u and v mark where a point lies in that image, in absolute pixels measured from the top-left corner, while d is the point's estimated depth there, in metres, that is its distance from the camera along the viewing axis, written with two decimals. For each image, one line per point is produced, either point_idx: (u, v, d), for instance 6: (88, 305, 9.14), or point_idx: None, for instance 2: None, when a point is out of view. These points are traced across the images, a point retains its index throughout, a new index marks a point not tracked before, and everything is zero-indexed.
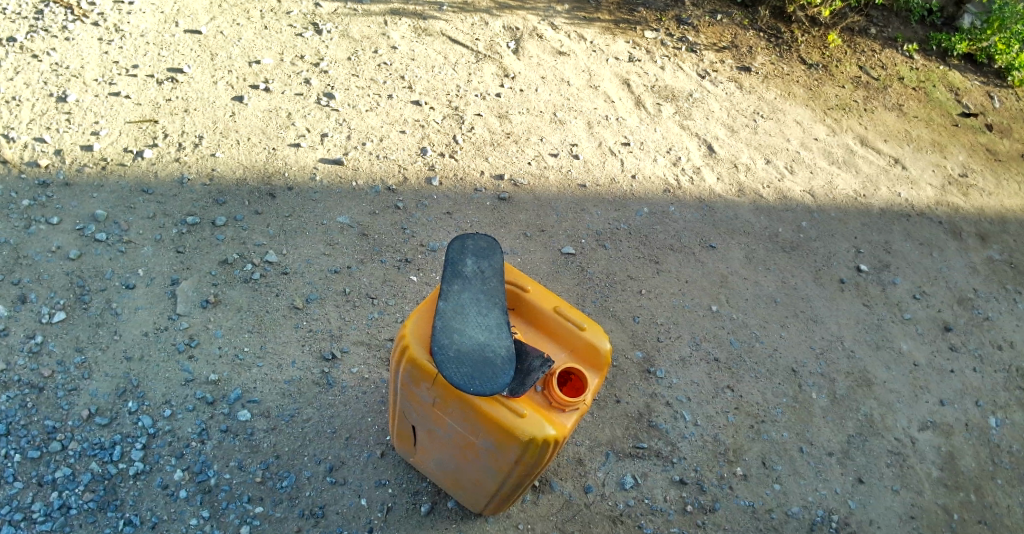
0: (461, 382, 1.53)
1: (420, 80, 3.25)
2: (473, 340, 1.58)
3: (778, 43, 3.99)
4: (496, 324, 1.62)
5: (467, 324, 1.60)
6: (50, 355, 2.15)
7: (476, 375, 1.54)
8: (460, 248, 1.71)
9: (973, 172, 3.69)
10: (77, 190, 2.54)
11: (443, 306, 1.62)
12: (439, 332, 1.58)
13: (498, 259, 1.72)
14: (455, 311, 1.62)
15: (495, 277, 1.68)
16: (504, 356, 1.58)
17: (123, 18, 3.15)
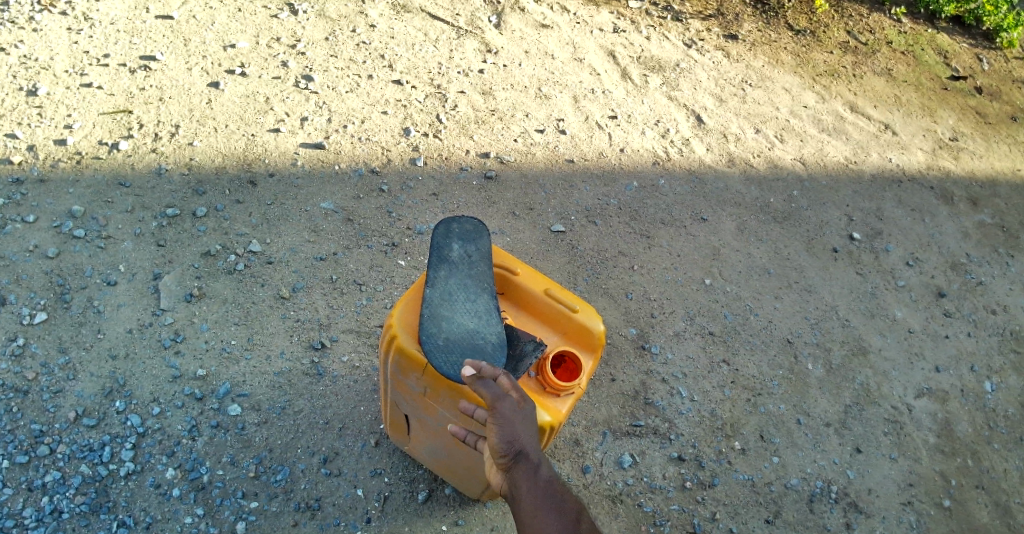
0: (452, 371, 1.50)
1: (400, 59, 3.18)
2: (462, 328, 1.56)
3: (765, 10, 3.92)
4: (485, 310, 1.59)
5: (455, 311, 1.57)
6: (33, 357, 2.10)
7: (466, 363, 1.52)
8: (446, 232, 1.67)
9: (963, 136, 3.66)
10: (52, 186, 2.47)
11: (431, 293, 1.59)
12: (427, 320, 1.55)
13: (485, 243, 1.68)
14: (442, 298, 1.59)
15: (483, 261, 1.65)
16: (494, 342, 1.55)
17: (91, 5, 3.05)
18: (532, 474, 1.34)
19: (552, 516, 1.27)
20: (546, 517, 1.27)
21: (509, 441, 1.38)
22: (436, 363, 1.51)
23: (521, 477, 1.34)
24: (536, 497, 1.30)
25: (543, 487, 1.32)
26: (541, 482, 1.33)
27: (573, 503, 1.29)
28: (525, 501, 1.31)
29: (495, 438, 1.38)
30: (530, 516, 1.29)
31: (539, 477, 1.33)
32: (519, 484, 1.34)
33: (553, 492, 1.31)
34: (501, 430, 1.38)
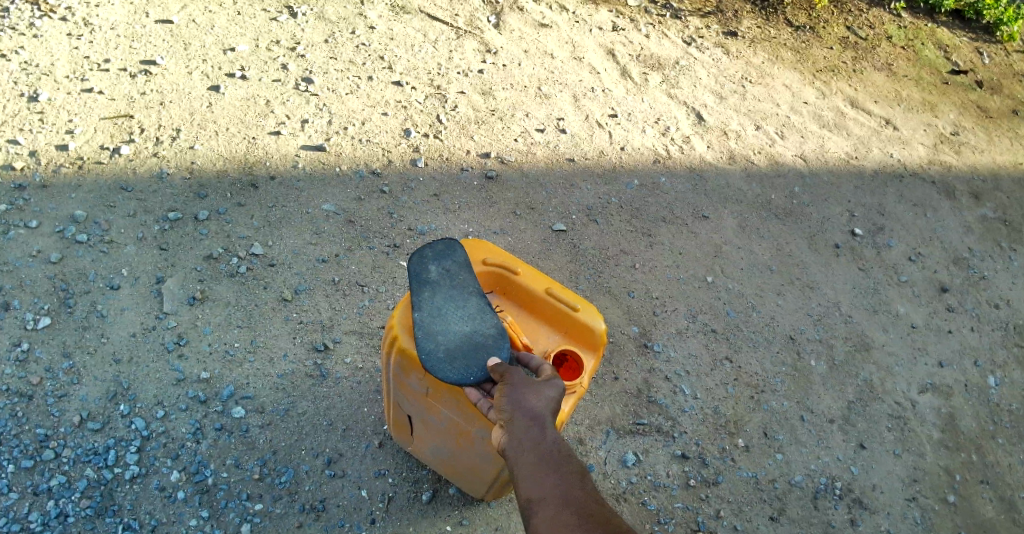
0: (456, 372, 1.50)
1: (400, 60, 3.18)
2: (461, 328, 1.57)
3: (764, 6, 3.92)
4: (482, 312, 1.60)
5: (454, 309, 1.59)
6: (37, 362, 2.11)
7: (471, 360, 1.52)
8: (419, 258, 1.65)
9: (964, 130, 3.66)
10: (54, 191, 2.48)
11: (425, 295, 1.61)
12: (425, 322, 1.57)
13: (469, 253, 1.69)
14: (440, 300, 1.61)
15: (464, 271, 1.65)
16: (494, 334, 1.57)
17: (91, 11, 3.06)
18: (534, 430, 1.34)
19: (551, 474, 1.29)
20: (542, 474, 1.29)
21: (517, 396, 1.40)
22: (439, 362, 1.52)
23: (521, 431, 1.35)
24: (537, 455, 1.31)
25: (547, 446, 1.33)
26: (543, 440, 1.33)
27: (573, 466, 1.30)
28: (524, 456, 1.32)
29: (503, 395, 1.41)
30: (529, 469, 1.30)
31: (541, 436, 1.34)
32: (518, 438, 1.34)
33: (552, 452, 1.32)
34: (511, 389, 1.41)
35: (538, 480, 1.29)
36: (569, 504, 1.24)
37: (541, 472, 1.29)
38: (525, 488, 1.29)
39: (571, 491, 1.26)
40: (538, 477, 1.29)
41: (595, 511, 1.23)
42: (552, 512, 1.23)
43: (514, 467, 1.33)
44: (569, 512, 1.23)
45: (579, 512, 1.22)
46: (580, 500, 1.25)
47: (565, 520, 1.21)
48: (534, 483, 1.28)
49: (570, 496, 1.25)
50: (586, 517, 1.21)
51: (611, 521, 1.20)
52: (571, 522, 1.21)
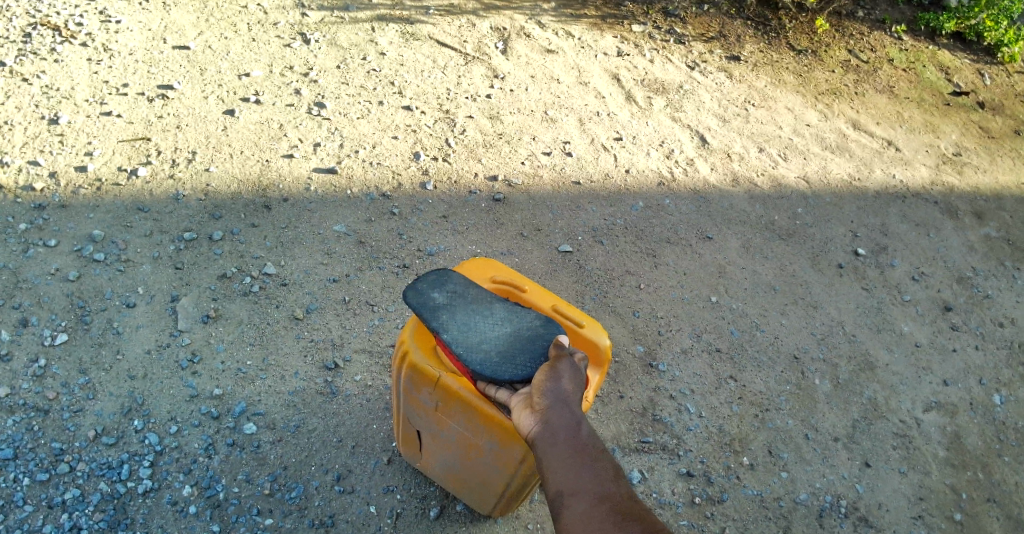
0: (500, 357, 1.47)
1: (410, 85, 3.26)
2: (503, 320, 1.56)
3: (766, 31, 4.00)
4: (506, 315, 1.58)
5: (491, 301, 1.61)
6: (54, 378, 2.16)
7: (519, 347, 1.49)
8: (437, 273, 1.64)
9: (966, 151, 3.70)
10: (73, 212, 2.55)
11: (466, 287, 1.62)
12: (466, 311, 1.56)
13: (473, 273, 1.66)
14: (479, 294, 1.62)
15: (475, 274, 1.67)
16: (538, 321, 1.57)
17: (111, 37, 3.16)
18: (572, 421, 1.29)
19: (586, 468, 1.21)
20: (577, 465, 1.22)
21: (556, 386, 1.36)
22: (484, 347, 1.49)
23: (558, 421, 1.29)
24: (573, 445, 1.25)
25: (584, 440, 1.26)
26: (580, 432, 1.27)
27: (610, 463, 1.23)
28: (559, 445, 1.26)
29: (542, 384, 1.37)
30: (563, 460, 1.23)
31: (578, 428, 1.28)
32: (554, 427, 1.29)
33: (589, 447, 1.25)
34: (552, 379, 1.37)
35: (572, 472, 1.21)
36: (604, 499, 1.16)
37: (576, 465, 1.22)
38: (557, 480, 1.21)
39: (608, 487, 1.18)
40: (571, 470, 1.21)
41: (632, 509, 1.14)
42: (587, 505, 1.16)
43: (547, 456, 1.26)
44: (604, 507, 1.15)
45: (614, 509, 1.14)
46: (616, 496, 1.17)
47: (599, 517, 1.13)
48: (567, 474, 1.21)
49: (606, 492, 1.17)
50: (623, 515, 1.13)
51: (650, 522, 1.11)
52: (606, 519, 1.13)
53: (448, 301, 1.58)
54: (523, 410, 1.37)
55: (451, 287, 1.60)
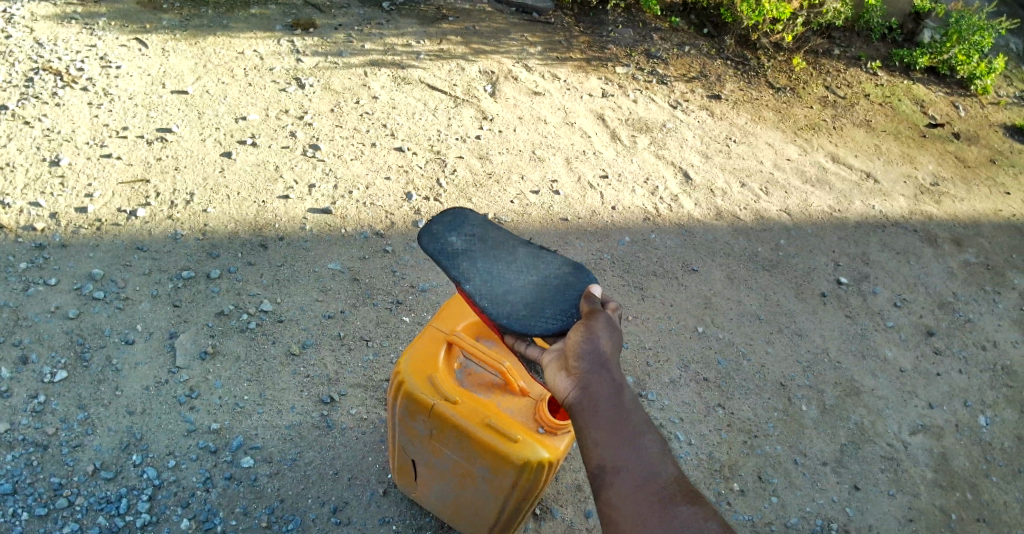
0: (527, 312, 1.46)
1: (402, 128, 3.37)
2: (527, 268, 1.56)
3: (745, 70, 4.15)
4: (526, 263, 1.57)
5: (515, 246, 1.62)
6: (53, 414, 2.19)
7: (549, 298, 1.49)
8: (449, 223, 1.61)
9: (943, 181, 3.81)
10: (73, 251, 2.61)
11: (487, 228, 1.64)
12: (487, 256, 1.58)
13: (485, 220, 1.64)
14: (499, 239, 1.61)
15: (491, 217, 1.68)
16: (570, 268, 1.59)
17: (111, 82, 3.27)
18: (613, 385, 1.21)
19: (630, 440, 1.13)
20: (620, 437, 1.13)
21: (595, 344, 1.30)
22: (509, 299, 1.49)
23: (600, 384, 1.22)
24: (617, 415, 1.16)
25: (627, 407, 1.17)
26: (624, 399, 1.19)
27: (657, 434, 1.15)
28: (600, 413, 1.17)
29: (580, 345, 1.32)
30: (604, 430, 1.15)
31: (620, 391, 1.20)
32: (594, 391, 1.21)
33: (632, 414, 1.17)
34: (589, 339, 1.32)
35: (615, 448, 1.12)
36: (650, 481, 1.09)
37: (620, 437, 1.13)
38: (599, 452, 1.13)
39: (654, 464, 1.10)
40: (614, 441, 1.13)
41: (680, 493, 1.08)
42: (632, 486, 1.08)
43: (586, 423, 1.18)
44: (651, 488, 1.08)
45: (663, 492, 1.08)
46: (665, 477, 1.09)
47: (646, 499, 1.07)
48: (610, 447, 1.13)
49: (654, 471, 1.10)
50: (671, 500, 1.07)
51: (701, 509, 1.06)
52: (654, 502, 1.07)
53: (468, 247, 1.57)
54: (560, 372, 1.32)
55: (468, 233, 1.59)
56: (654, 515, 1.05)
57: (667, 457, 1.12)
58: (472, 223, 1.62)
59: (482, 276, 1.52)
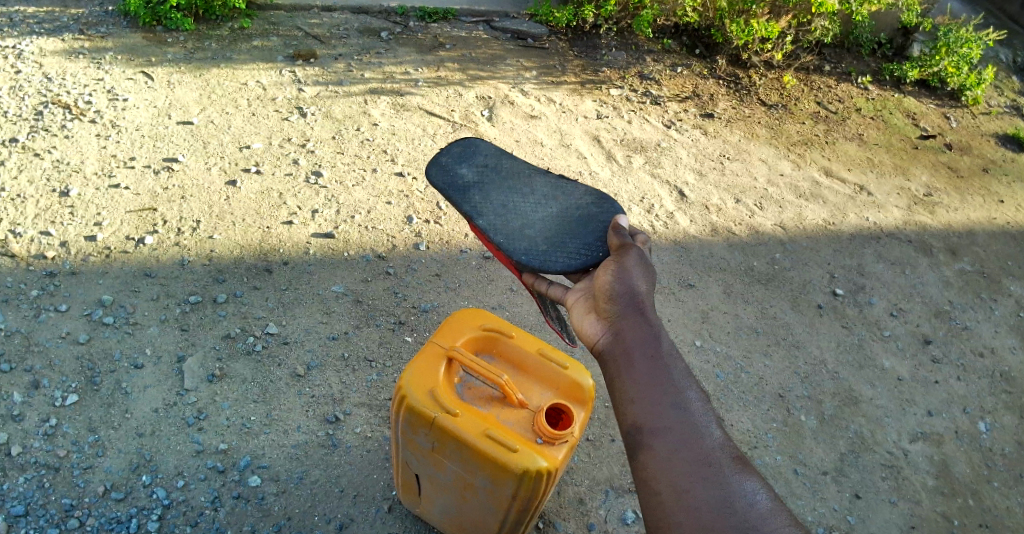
0: (547, 245, 1.68)
1: (402, 153, 3.45)
2: (544, 202, 1.78)
3: (738, 88, 4.23)
4: (542, 200, 1.79)
5: (531, 185, 1.83)
6: (65, 436, 2.24)
7: (567, 233, 1.70)
8: (464, 172, 1.86)
9: (937, 191, 3.86)
10: (83, 278, 2.68)
11: (499, 166, 1.87)
12: (505, 197, 1.79)
13: (502, 161, 1.88)
14: (511, 185, 1.82)
15: (505, 154, 1.91)
16: (590, 201, 1.79)
17: (118, 114, 3.36)
18: (646, 338, 1.26)
19: (666, 399, 1.16)
20: (658, 397, 1.17)
21: (625, 288, 1.37)
22: (527, 234, 1.71)
23: (632, 337, 1.27)
24: (652, 374, 1.20)
25: (660, 362, 1.21)
26: (657, 354, 1.23)
27: (692, 392, 1.18)
28: (636, 367, 1.22)
29: (612, 286, 1.40)
30: (640, 389, 1.19)
31: (654, 341, 1.26)
32: (630, 339, 1.27)
33: (668, 370, 1.20)
34: (620, 279, 1.40)
35: (654, 408, 1.16)
36: (689, 442, 1.12)
37: (655, 397, 1.17)
38: (636, 410, 1.17)
39: (691, 425, 1.14)
40: (650, 400, 1.17)
41: (718, 455, 1.11)
42: (673, 447, 1.11)
43: (623, 379, 1.22)
44: (690, 451, 1.11)
45: (701, 453, 1.11)
46: (702, 438, 1.13)
47: (684, 461, 1.10)
48: (648, 407, 1.16)
49: (690, 431, 1.13)
50: (710, 463, 1.10)
51: (739, 472, 1.10)
52: (692, 465, 1.10)
53: (481, 184, 1.82)
54: (594, 315, 1.39)
55: (481, 170, 1.86)
56: (692, 480, 1.08)
57: (703, 417, 1.15)
58: (489, 166, 1.87)
59: (498, 214, 1.74)
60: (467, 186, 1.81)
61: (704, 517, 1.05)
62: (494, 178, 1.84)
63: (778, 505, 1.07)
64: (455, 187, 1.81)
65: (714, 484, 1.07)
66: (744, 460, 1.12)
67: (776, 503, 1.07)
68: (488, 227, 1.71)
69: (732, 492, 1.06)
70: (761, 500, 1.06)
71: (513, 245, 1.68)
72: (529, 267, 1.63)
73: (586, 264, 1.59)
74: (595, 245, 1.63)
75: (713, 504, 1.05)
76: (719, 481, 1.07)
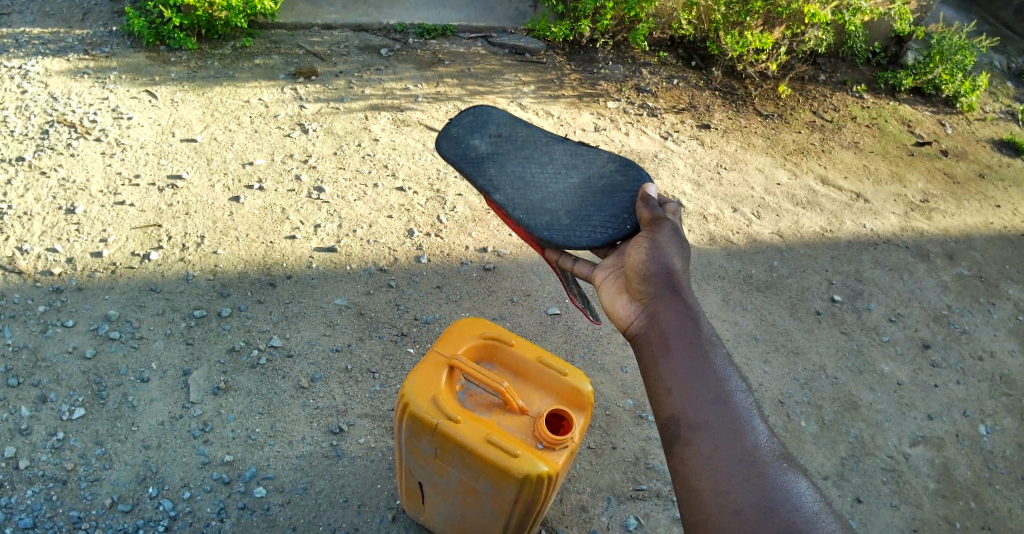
0: (571, 220, 1.72)
1: (402, 168, 3.49)
2: (562, 175, 1.84)
3: (733, 99, 4.28)
4: (561, 172, 1.84)
5: (550, 155, 1.88)
6: (72, 449, 2.27)
7: (589, 207, 1.74)
8: (477, 148, 1.89)
9: (933, 197, 3.89)
10: (89, 293, 2.71)
11: (513, 141, 1.92)
12: (522, 172, 1.83)
13: (517, 130, 1.95)
14: (526, 165, 1.85)
15: (518, 123, 1.96)
16: (614, 168, 1.83)
17: (123, 132, 3.41)
18: (682, 328, 1.30)
19: (705, 393, 1.20)
20: (695, 389, 1.21)
21: (660, 270, 1.41)
22: (547, 208, 1.75)
23: (668, 327, 1.31)
24: (689, 366, 1.23)
25: (698, 353, 1.25)
26: (694, 345, 1.26)
27: (732, 385, 1.22)
28: (671, 356, 1.26)
29: (644, 266, 1.44)
30: (677, 383, 1.23)
31: (689, 326, 1.30)
32: (665, 325, 1.32)
33: (706, 361, 1.24)
34: (652, 258, 1.45)
35: (692, 402, 1.20)
36: (729, 439, 1.15)
37: (693, 391, 1.21)
38: (673, 403, 1.21)
39: (732, 420, 1.17)
40: (688, 394, 1.21)
41: (760, 453, 1.14)
42: (712, 443, 1.15)
43: (659, 367, 1.27)
44: (730, 448, 1.15)
45: (742, 450, 1.14)
46: (742, 433, 1.16)
47: (725, 459, 1.14)
48: (686, 400, 1.20)
49: (730, 427, 1.16)
50: (752, 460, 1.13)
51: (782, 469, 1.13)
52: (731, 462, 1.13)
53: (496, 158, 1.87)
54: (628, 296, 1.45)
55: (494, 141, 1.91)
56: (733, 478, 1.12)
57: (744, 411, 1.19)
58: (503, 144, 1.90)
59: (516, 192, 1.79)
60: (481, 159, 1.86)
61: (745, 516, 1.08)
62: (511, 149, 1.89)
63: (821, 503, 1.11)
64: (471, 160, 1.86)
65: (756, 483, 1.11)
66: (786, 455, 1.16)
67: (819, 500, 1.11)
68: (508, 202, 1.76)
69: (775, 491, 1.10)
70: (805, 499, 1.10)
71: (535, 221, 1.72)
72: (553, 243, 1.68)
73: (611, 238, 1.63)
74: (620, 216, 1.68)
75: (755, 503, 1.09)
76: (761, 480, 1.11)
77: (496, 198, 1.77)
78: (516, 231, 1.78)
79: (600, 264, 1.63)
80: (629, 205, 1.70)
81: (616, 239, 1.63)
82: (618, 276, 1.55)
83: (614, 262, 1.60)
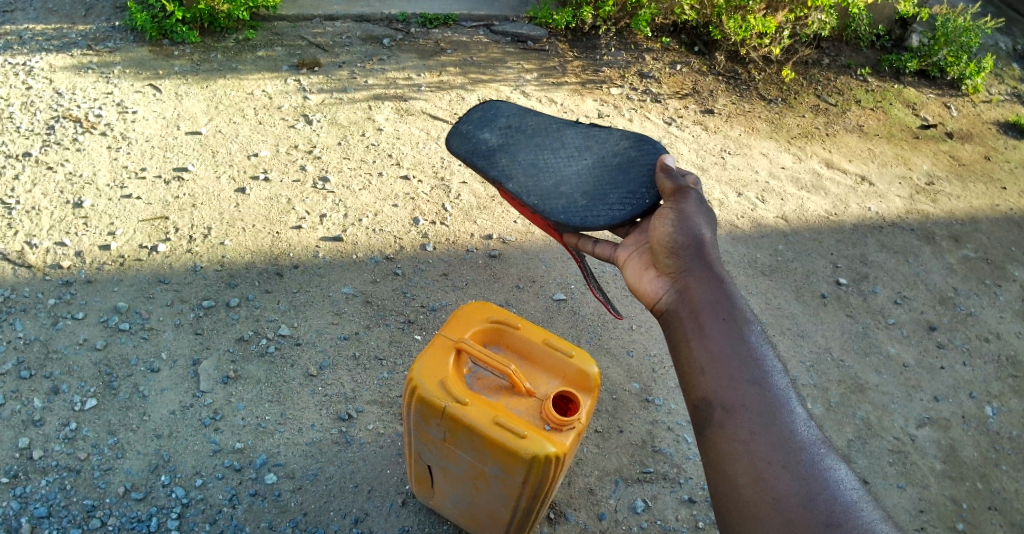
0: (588, 202, 1.73)
1: (407, 157, 3.50)
2: (575, 157, 1.85)
3: (737, 84, 4.28)
4: (574, 157, 1.85)
5: (562, 140, 1.89)
6: (84, 440, 2.29)
7: (607, 186, 1.75)
8: (484, 137, 1.90)
9: (939, 180, 3.88)
10: (99, 286, 2.74)
11: (521, 127, 1.93)
12: (536, 158, 1.85)
13: (527, 118, 1.96)
14: (535, 151, 1.87)
15: (528, 113, 1.97)
16: (628, 145, 1.84)
17: (128, 126, 3.42)
18: (715, 303, 1.30)
19: (740, 376, 1.20)
20: (732, 369, 1.21)
21: (690, 242, 1.42)
22: (563, 191, 1.76)
23: (701, 302, 1.31)
24: (725, 345, 1.23)
25: (734, 333, 1.24)
26: (729, 322, 1.26)
27: (768, 367, 1.22)
28: (707, 330, 1.26)
29: (672, 235, 1.46)
30: (712, 362, 1.22)
31: (720, 299, 1.30)
32: (700, 298, 1.32)
33: (740, 340, 1.23)
34: (680, 229, 1.46)
35: (729, 384, 1.19)
36: (766, 424, 1.15)
37: (728, 374, 1.20)
38: (707, 384, 1.21)
39: (768, 404, 1.17)
40: (722, 376, 1.20)
41: (799, 438, 1.15)
42: (749, 426, 1.15)
43: (693, 343, 1.26)
44: (768, 433, 1.14)
45: (780, 434, 1.14)
46: (780, 418, 1.16)
47: (762, 445, 1.13)
48: (720, 382, 1.20)
49: (769, 412, 1.16)
50: (789, 446, 1.13)
51: (819, 454, 1.14)
52: (770, 448, 1.13)
53: (507, 147, 1.88)
54: (659, 268, 1.45)
55: (503, 132, 1.92)
56: (772, 466, 1.11)
57: (780, 394, 1.19)
58: (513, 135, 1.91)
59: (533, 177, 1.79)
60: (493, 151, 1.87)
61: (784, 504, 1.08)
62: (522, 139, 1.90)
63: (858, 492, 1.11)
64: (483, 153, 1.86)
65: (795, 470, 1.11)
66: (821, 441, 1.16)
67: (858, 488, 1.12)
68: (522, 190, 1.76)
69: (813, 478, 1.10)
70: (843, 487, 1.10)
71: (551, 206, 1.73)
72: (571, 226, 1.68)
73: (631, 216, 1.64)
74: (638, 192, 1.69)
75: (795, 490, 1.09)
76: (801, 468, 1.11)
77: (510, 188, 1.77)
78: (532, 219, 1.79)
79: (621, 243, 1.63)
80: (649, 179, 1.71)
81: (635, 216, 1.64)
82: (642, 252, 1.56)
83: (637, 239, 1.61)
